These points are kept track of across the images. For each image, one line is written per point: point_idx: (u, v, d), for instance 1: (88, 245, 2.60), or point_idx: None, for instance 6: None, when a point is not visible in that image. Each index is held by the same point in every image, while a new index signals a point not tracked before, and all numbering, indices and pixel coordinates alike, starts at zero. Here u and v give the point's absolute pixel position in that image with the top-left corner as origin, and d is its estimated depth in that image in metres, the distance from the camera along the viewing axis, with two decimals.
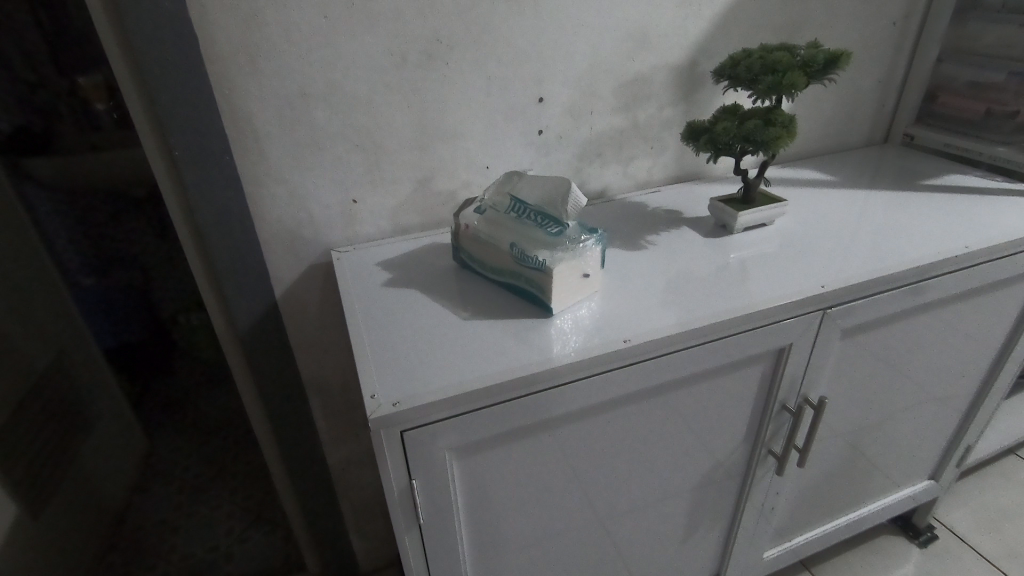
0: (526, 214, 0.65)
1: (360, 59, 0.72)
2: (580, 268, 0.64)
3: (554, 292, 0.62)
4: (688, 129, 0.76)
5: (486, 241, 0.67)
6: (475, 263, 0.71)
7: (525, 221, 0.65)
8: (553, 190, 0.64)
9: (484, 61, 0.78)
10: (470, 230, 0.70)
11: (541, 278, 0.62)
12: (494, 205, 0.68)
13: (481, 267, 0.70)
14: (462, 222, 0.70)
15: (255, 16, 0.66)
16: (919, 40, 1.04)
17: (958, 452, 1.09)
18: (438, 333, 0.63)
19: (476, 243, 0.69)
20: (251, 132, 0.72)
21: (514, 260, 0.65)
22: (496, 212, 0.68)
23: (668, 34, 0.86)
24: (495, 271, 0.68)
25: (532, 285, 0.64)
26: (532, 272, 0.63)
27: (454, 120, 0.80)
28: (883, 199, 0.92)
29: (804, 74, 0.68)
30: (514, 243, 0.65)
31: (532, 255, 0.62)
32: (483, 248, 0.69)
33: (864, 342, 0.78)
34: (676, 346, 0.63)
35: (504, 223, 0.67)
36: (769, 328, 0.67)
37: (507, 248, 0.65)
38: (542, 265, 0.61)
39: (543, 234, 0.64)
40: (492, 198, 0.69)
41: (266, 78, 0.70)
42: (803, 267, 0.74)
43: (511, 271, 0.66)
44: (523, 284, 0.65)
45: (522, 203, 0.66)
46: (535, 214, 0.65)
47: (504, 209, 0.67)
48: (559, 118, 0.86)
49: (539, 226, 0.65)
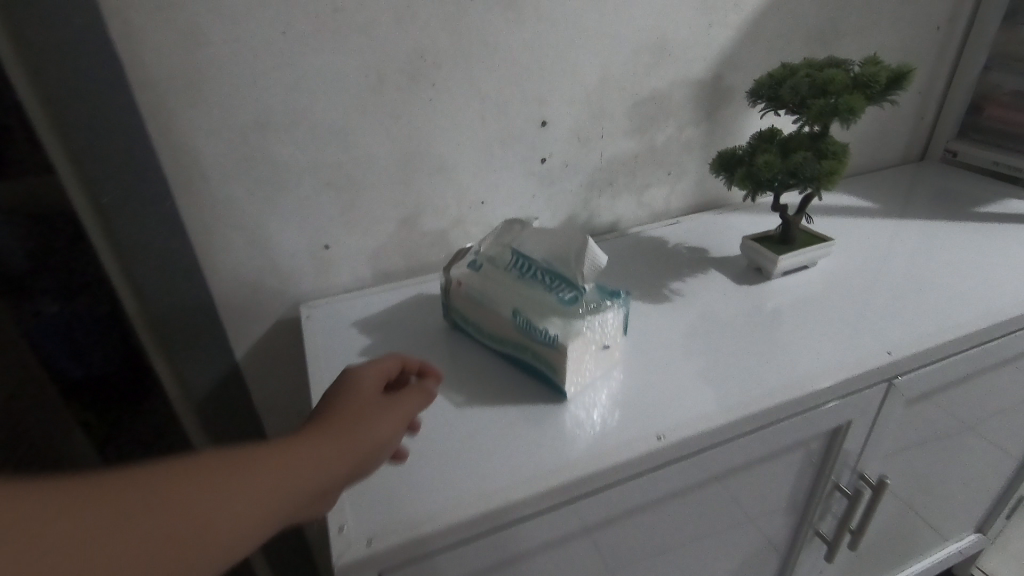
0: (533, 273, 0.53)
1: (327, 80, 0.60)
2: (599, 340, 0.52)
3: (568, 373, 0.51)
4: (718, 159, 0.65)
5: (483, 303, 0.56)
6: (469, 327, 0.59)
7: (531, 282, 0.53)
8: (566, 246, 0.52)
9: (478, 80, 0.66)
10: (464, 288, 0.57)
11: (551, 356, 0.50)
12: (491, 258, 0.57)
13: (477, 332, 0.58)
14: (453, 278, 0.58)
15: (195, 31, 0.53)
16: (963, 46, 0.93)
17: (1009, 502, 0.97)
18: (427, 425, 0.51)
19: (471, 303, 0.57)
20: (198, 172, 0.59)
21: (518, 330, 0.53)
22: (494, 268, 0.56)
23: (690, 45, 0.74)
24: (493, 339, 0.56)
25: (539, 362, 0.52)
26: (540, 346, 0.51)
27: (444, 149, 0.68)
28: (934, 230, 0.81)
29: (863, 96, 0.56)
30: (518, 309, 0.53)
31: (540, 328, 0.50)
32: (479, 311, 0.56)
33: (929, 407, 0.66)
34: (721, 439, 0.51)
35: (504, 283, 0.54)
36: (828, 407, 0.56)
37: (510, 314, 0.53)
38: (554, 341, 0.49)
39: (553, 300, 0.51)
40: (490, 250, 0.57)
41: (213, 106, 0.57)
42: (859, 325, 0.62)
43: (513, 342, 0.54)
44: (527, 360, 0.53)
45: (527, 259, 0.53)
46: (544, 273, 0.52)
47: (505, 265, 0.55)
48: (566, 143, 0.74)
49: (549, 288, 0.52)
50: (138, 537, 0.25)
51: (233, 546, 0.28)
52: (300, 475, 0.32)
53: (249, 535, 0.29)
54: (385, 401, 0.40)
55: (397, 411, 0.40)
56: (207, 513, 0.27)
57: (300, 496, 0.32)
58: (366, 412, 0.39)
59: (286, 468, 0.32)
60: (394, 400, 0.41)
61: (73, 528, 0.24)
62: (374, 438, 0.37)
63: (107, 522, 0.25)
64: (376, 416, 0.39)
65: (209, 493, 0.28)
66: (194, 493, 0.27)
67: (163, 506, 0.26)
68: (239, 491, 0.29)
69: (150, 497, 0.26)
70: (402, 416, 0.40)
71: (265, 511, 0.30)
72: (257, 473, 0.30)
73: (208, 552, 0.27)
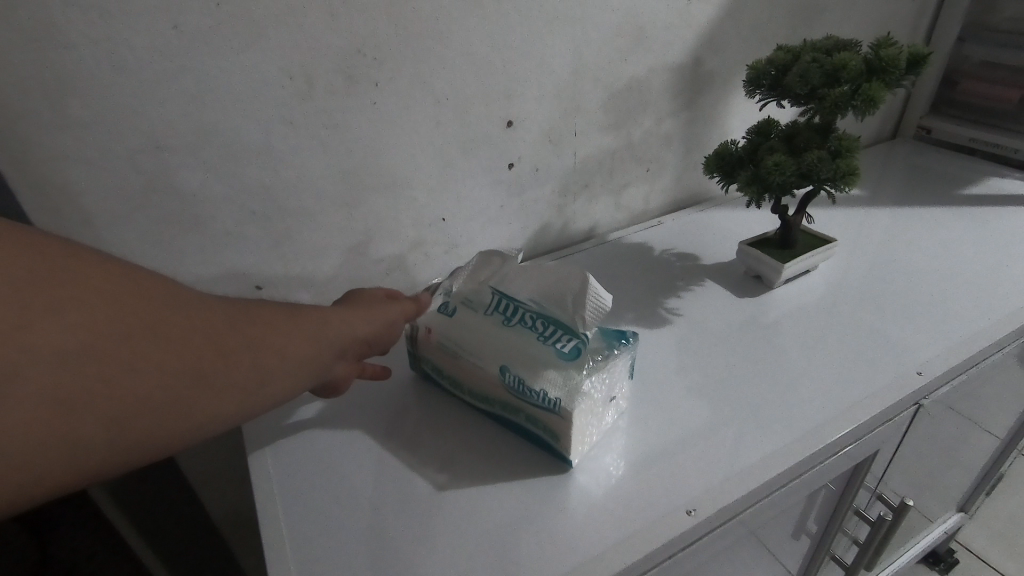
0: (522, 319, 0.45)
1: (241, 87, 0.47)
2: (607, 395, 0.44)
3: (575, 442, 0.42)
4: (715, 159, 0.56)
5: (460, 356, 0.46)
6: (444, 380, 0.49)
7: (520, 330, 0.44)
8: (562, 288, 0.43)
9: (431, 77, 0.55)
10: (435, 338, 0.47)
11: (554, 423, 0.41)
12: (467, 300, 0.47)
13: (455, 388, 0.49)
14: (421, 325, 0.48)
15: (51, 29, 0.40)
16: (937, 18, 0.89)
17: (990, 482, 0.97)
18: (405, 517, 0.41)
19: (444, 356, 0.47)
20: (78, 213, 0.46)
21: (509, 391, 0.43)
22: (473, 312, 0.46)
23: (669, 26, 0.65)
24: (477, 397, 0.47)
25: (537, 428, 0.43)
26: (539, 411, 0.42)
27: (395, 161, 0.57)
28: (925, 218, 0.77)
29: (881, 83, 0.49)
30: (506, 366, 0.43)
31: (538, 390, 0.41)
32: (456, 366, 0.47)
33: (943, 417, 0.62)
34: (753, 499, 0.44)
35: (486, 332, 0.45)
36: (858, 440, 0.50)
37: (496, 371, 0.44)
38: (555, 407, 0.40)
39: (550, 351, 0.42)
40: (465, 291, 0.47)
41: (89, 129, 0.44)
42: (875, 340, 0.56)
43: (504, 403, 0.45)
44: (521, 423, 0.44)
45: (513, 302, 0.45)
46: (535, 318, 0.44)
47: (485, 308, 0.46)
48: (535, 145, 0.64)
49: (543, 337, 0.44)
50: (183, 349, 0.27)
51: (253, 383, 0.31)
52: (310, 338, 0.35)
53: (266, 380, 0.32)
54: (379, 304, 0.43)
55: (391, 319, 0.43)
56: (237, 345, 0.30)
57: (308, 360, 0.34)
58: (365, 309, 0.41)
59: (300, 330, 0.34)
60: (388, 305, 0.44)
61: (128, 321, 0.26)
62: (368, 334, 0.41)
63: (157, 327, 0.27)
64: (371, 314, 0.41)
65: (293, 340, 0.34)
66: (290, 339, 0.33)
67: (201, 330, 0.28)
68: (262, 339, 0.32)
69: (195, 315, 0.29)
70: (392, 329, 0.43)
71: (280, 362, 0.32)
72: (275, 325, 0.33)
73: (232, 381, 0.30)
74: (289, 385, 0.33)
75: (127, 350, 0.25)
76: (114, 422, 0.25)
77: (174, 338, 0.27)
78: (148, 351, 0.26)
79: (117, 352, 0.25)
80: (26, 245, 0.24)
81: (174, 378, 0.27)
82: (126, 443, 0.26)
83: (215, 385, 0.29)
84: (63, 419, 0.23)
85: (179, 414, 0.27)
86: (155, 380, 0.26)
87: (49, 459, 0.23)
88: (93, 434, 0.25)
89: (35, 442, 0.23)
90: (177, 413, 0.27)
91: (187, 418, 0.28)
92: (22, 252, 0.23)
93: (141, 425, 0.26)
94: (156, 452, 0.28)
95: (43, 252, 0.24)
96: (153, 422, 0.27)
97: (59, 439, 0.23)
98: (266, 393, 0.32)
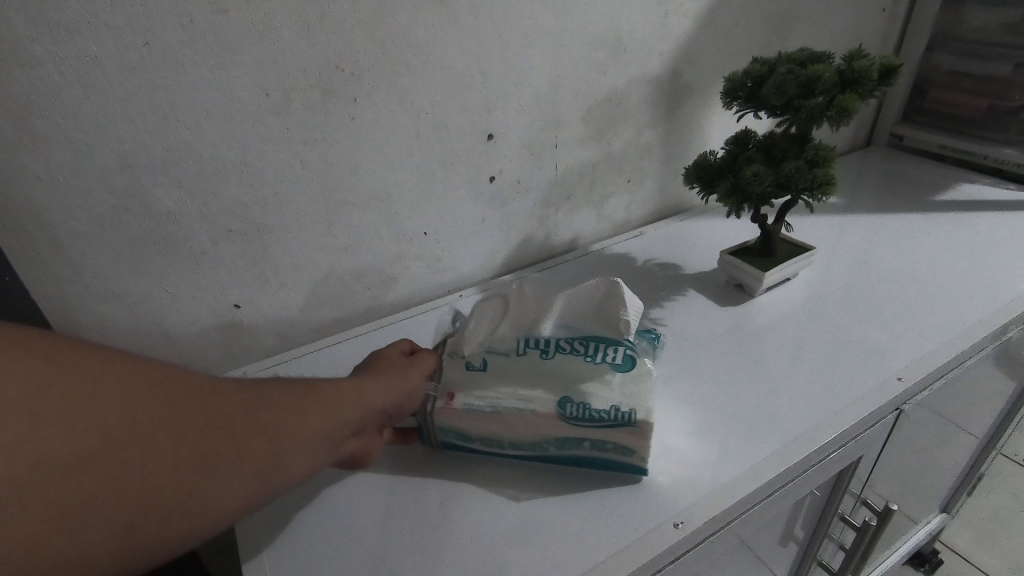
0: (557, 347, 0.44)
1: (215, 103, 0.46)
2: None
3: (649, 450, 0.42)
4: (694, 169, 0.57)
5: (508, 407, 0.43)
6: (477, 443, 0.44)
7: (562, 360, 0.43)
8: (591, 299, 0.43)
9: (410, 91, 0.54)
10: (463, 400, 0.44)
11: (628, 438, 0.41)
12: (495, 349, 0.45)
13: (492, 448, 0.44)
14: (447, 391, 0.44)
15: (15, 48, 0.39)
16: (906, 29, 0.91)
17: (970, 482, 0.98)
18: (391, 543, 0.40)
19: (485, 415, 0.43)
20: (47, 235, 0.45)
21: (574, 423, 0.42)
22: (505, 359, 0.44)
23: (647, 39, 0.66)
24: (523, 445, 0.44)
25: (607, 454, 0.42)
26: (609, 431, 0.42)
27: (376, 176, 0.57)
28: (899, 225, 0.78)
29: (854, 94, 0.50)
30: (567, 397, 0.43)
31: (608, 408, 0.42)
32: (494, 420, 0.43)
33: (923, 421, 0.62)
34: (742, 508, 0.44)
35: (527, 373, 0.44)
36: (844, 447, 0.50)
37: (556, 407, 0.43)
38: (634, 420, 0.41)
39: (604, 368, 0.43)
40: (484, 343, 0.45)
41: (58, 149, 0.43)
42: (858, 346, 0.57)
43: (561, 440, 0.42)
44: (584, 456, 0.43)
45: (542, 337, 0.44)
46: (574, 342, 0.44)
47: (516, 350, 0.44)
48: (517, 158, 0.64)
49: (589, 358, 0.43)
50: (194, 441, 0.26)
51: (269, 471, 0.29)
52: (328, 415, 0.33)
53: (284, 468, 0.30)
54: (400, 370, 0.42)
55: (411, 385, 0.42)
56: (252, 431, 0.29)
57: (329, 436, 0.33)
58: (386, 376, 0.40)
59: (317, 408, 0.33)
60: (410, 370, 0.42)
61: (137, 414, 0.25)
62: (389, 403, 0.39)
63: (164, 418, 0.25)
64: (392, 382, 0.40)
65: (312, 417, 0.32)
66: (309, 417, 0.32)
67: (213, 419, 0.27)
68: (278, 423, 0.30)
69: (207, 403, 0.27)
70: (414, 394, 0.42)
71: (300, 445, 0.31)
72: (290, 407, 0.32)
73: (245, 472, 0.28)
74: (310, 468, 0.32)
75: (133, 447, 0.24)
76: (119, 529, 0.23)
77: (189, 427, 0.26)
78: (158, 445, 0.25)
79: (121, 451, 0.24)
80: (35, 344, 0.24)
81: (187, 471, 0.25)
82: (133, 552, 0.24)
83: (229, 477, 0.27)
84: (64, 529, 0.22)
85: (195, 516, 0.26)
86: (163, 477, 0.25)
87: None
88: (96, 544, 0.23)
89: (36, 559, 0.21)
90: (195, 509, 0.26)
91: (201, 516, 0.26)
92: (30, 352, 0.23)
93: (150, 529, 0.24)
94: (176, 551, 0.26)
95: (49, 348, 0.24)
96: (161, 527, 0.25)
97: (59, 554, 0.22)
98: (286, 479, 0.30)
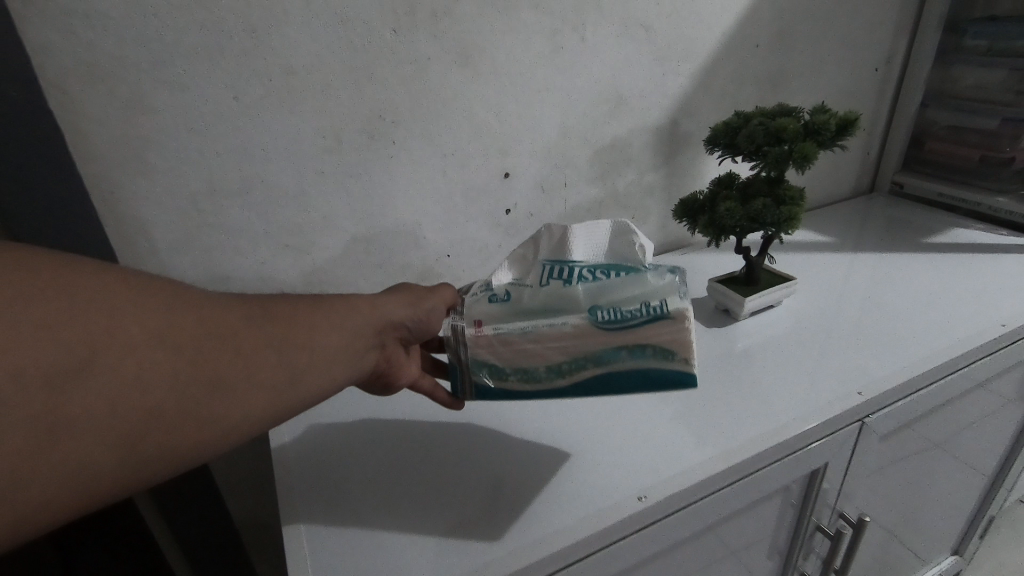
0: (581, 276, 0.43)
1: (283, 143, 0.58)
2: None
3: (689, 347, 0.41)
4: (681, 205, 0.65)
5: (539, 327, 0.42)
6: (516, 373, 0.43)
7: (586, 285, 0.42)
8: (604, 241, 0.45)
9: (439, 136, 0.65)
10: (490, 326, 0.43)
11: (665, 334, 0.41)
12: (516, 286, 0.44)
13: (528, 376, 0.43)
14: (469, 325, 0.43)
15: (141, 100, 0.51)
16: (901, 87, 0.99)
17: (982, 523, 0.97)
18: (399, 503, 0.49)
19: (518, 341, 0.42)
20: (147, 242, 0.57)
21: (609, 328, 0.41)
22: (529, 291, 0.43)
23: (646, 94, 0.76)
24: (563, 369, 0.42)
25: (649, 362, 0.41)
26: (645, 330, 0.41)
27: (407, 205, 0.67)
28: (887, 263, 0.84)
29: (814, 143, 0.58)
30: (595, 305, 0.42)
31: (639, 305, 0.41)
32: (527, 341, 0.42)
33: (898, 442, 0.67)
34: (706, 492, 0.50)
35: (552, 296, 0.43)
36: (808, 451, 0.56)
37: (586, 316, 0.41)
38: (665, 311, 0.40)
39: (631, 278, 0.42)
40: (510, 279, 0.45)
41: (162, 176, 0.55)
42: (830, 364, 0.63)
43: (598, 351, 0.41)
44: (626, 370, 0.41)
45: (565, 264, 0.43)
46: (597, 267, 0.43)
47: (539, 281, 0.44)
48: (529, 194, 0.74)
49: (612, 275, 0.43)
50: (186, 354, 0.30)
51: (264, 381, 0.33)
52: (326, 334, 0.37)
53: (283, 377, 0.34)
54: (414, 292, 0.44)
55: (428, 308, 0.44)
56: (242, 348, 0.32)
57: (329, 356, 0.37)
58: (396, 297, 0.43)
59: (312, 329, 0.36)
60: (425, 291, 0.45)
61: (123, 332, 0.28)
62: (398, 323, 0.42)
63: (151, 335, 0.29)
64: (401, 302, 0.43)
65: (309, 334, 0.36)
66: (305, 334, 0.36)
67: (202, 336, 0.31)
68: (269, 338, 0.34)
69: (195, 323, 0.31)
70: (432, 316, 0.45)
71: (296, 358, 0.35)
72: (284, 322, 0.35)
73: (241, 383, 0.32)
74: (310, 383, 0.36)
75: (123, 362, 0.27)
76: (123, 437, 0.27)
77: (180, 342, 0.30)
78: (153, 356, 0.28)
79: (112, 366, 0.27)
80: (9, 265, 0.26)
81: (183, 381, 0.29)
82: (140, 451, 0.28)
83: (225, 388, 0.31)
84: (70, 435, 0.26)
85: (197, 420, 0.30)
86: (158, 389, 0.28)
87: (64, 475, 0.26)
88: (104, 448, 0.27)
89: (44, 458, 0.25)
90: (197, 414, 0.30)
91: (201, 424, 0.30)
92: (5, 273, 0.25)
93: (153, 433, 0.28)
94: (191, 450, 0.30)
95: (26, 269, 0.26)
96: (166, 431, 0.29)
97: (70, 456, 0.26)
98: (284, 392, 0.34)
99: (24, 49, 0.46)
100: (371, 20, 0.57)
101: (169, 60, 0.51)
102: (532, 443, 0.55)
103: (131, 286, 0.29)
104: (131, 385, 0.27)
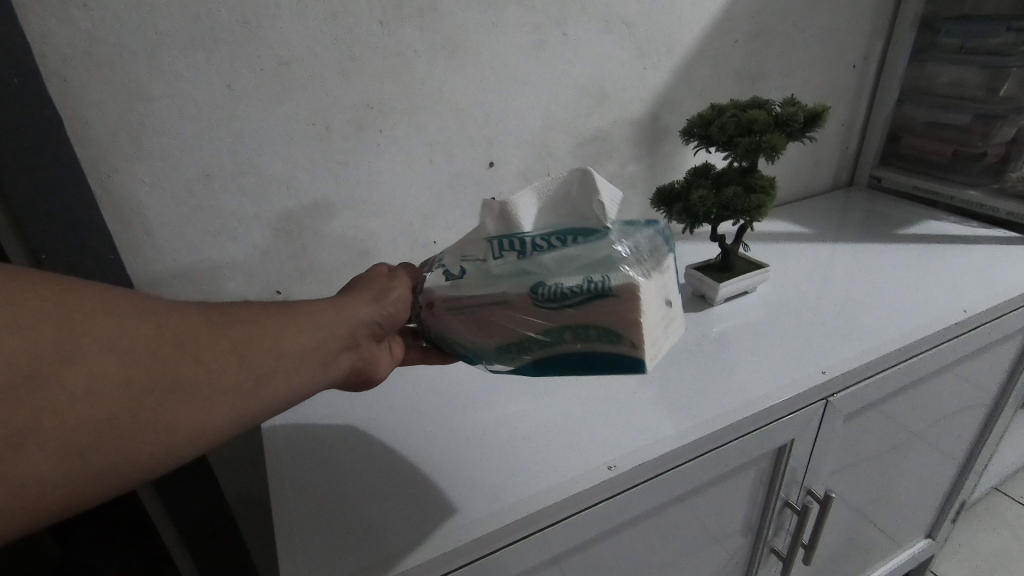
0: (535, 246, 0.40)
1: (273, 130, 0.61)
2: (663, 289, 0.43)
3: (642, 331, 0.39)
4: (658, 193, 0.67)
5: (489, 303, 0.42)
6: (473, 348, 0.45)
7: (541, 256, 0.40)
8: (561, 192, 0.40)
9: (425, 126, 0.68)
10: (443, 305, 0.44)
11: (608, 317, 0.39)
12: (471, 258, 0.43)
13: (483, 351, 0.45)
14: (424, 299, 0.45)
15: (137, 88, 0.54)
16: (878, 82, 1.02)
17: (954, 506, 1.00)
18: (381, 477, 0.51)
19: (472, 320, 0.43)
20: (143, 224, 0.59)
21: (547, 305, 0.40)
22: (483, 266, 0.42)
23: (627, 88, 0.78)
24: (518, 349, 0.43)
25: (594, 343, 0.41)
26: (586, 308, 0.40)
27: (394, 192, 0.70)
28: (860, 251, 0.87)
29: (784, 134, 0.61)
30: (539, 282, 0.40)
31: (579, 282, 0.39)
32: (480, 317, 0.43)
33: (865, 422, 0.70)
34: (676, 461, 0.53)
35: (504, 275, 0.41)
36: (774, 426, 0.59)
37: (528, 291, 0.40)
38: (603, 288, 0.38)
39: (578, 253, 0.40)
40: (462, 251, 0.43)
41: (157, 161, 0.57)
42: (799, 346, 0.66)
43: (545, 331, 0.41)
44: (573, 351, 0.42)
45: (517, 236, 0.40)
46: (554, 235, 0.40)
47: (492, 253, 0.41)
48: (512, 182, 0.77)
49: (565, 244, 0.40)
50: (144, 363, 0.28)
51: (235, 391, 0.31)
52: (295, 335, 0.35)
53: (248, 383, 0.32)
54: (376, 288, 0.43)
55: (392, 300, 0.43)
56: (207, 356, 0.30)
57: (303, 360, 0.35)
58: (359, 295, 0.41)
59: (283, 332, 0.34)
60: (387, 286, 0.44)
61: (71, 335, 0.26)
62: (368, 320, 0.40)
63: (101, 341, 0.26)
64: (371, 299, 0.42)
65: (280, 338, 0.34)
66: (275, 339, 0.33)
67: (160, 342, 0.28)
68: (233, 340, 0.31)
69: (154, 331, 0.29)
70: (398, 307, 0.44)
71: (265, 362, 0.33)
72: (252, 324, 0.33)
73: (204, 390, 0.30)
74: (283, 388, 0.34)
75: (70, 374, 0.25)
76: (68, 449, 0.25)
77: (137, 352, 0.27)
78: (106, 367, 0.26)
79: (56, 374, 0.25)
80: None
81: (140, 393, 0.27)
82: (95, 470, 0.26)
83: (185, 395, 0.29)
84: (18, 455, 0.24)
85: (159, 435, 0.28)
86: (113, 402, 0.26)
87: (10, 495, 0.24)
88: (55, 468, 0.25)
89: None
90: (159, 427, 0.28)
91: (165, 438, 0.28)
92: None
93: (109, 450, 0.26)
94: (155, 464, 0.28)
95: None
96: (114, 443, 0.27)
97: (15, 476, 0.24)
98: (254, 399, 0.32)
99: (25, 36, 0.48)
100: (359, 14, 0.60)
101: (165, 50, 0.53)
102: (509, 419, 0.57)
103: (78, 285, 0.27)
104: (82, 400, 0.25)
